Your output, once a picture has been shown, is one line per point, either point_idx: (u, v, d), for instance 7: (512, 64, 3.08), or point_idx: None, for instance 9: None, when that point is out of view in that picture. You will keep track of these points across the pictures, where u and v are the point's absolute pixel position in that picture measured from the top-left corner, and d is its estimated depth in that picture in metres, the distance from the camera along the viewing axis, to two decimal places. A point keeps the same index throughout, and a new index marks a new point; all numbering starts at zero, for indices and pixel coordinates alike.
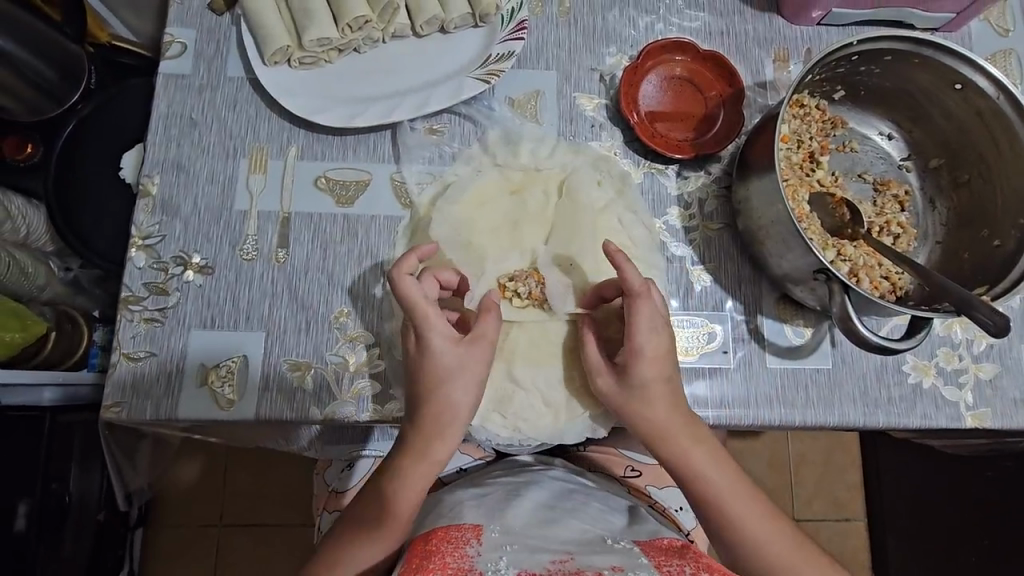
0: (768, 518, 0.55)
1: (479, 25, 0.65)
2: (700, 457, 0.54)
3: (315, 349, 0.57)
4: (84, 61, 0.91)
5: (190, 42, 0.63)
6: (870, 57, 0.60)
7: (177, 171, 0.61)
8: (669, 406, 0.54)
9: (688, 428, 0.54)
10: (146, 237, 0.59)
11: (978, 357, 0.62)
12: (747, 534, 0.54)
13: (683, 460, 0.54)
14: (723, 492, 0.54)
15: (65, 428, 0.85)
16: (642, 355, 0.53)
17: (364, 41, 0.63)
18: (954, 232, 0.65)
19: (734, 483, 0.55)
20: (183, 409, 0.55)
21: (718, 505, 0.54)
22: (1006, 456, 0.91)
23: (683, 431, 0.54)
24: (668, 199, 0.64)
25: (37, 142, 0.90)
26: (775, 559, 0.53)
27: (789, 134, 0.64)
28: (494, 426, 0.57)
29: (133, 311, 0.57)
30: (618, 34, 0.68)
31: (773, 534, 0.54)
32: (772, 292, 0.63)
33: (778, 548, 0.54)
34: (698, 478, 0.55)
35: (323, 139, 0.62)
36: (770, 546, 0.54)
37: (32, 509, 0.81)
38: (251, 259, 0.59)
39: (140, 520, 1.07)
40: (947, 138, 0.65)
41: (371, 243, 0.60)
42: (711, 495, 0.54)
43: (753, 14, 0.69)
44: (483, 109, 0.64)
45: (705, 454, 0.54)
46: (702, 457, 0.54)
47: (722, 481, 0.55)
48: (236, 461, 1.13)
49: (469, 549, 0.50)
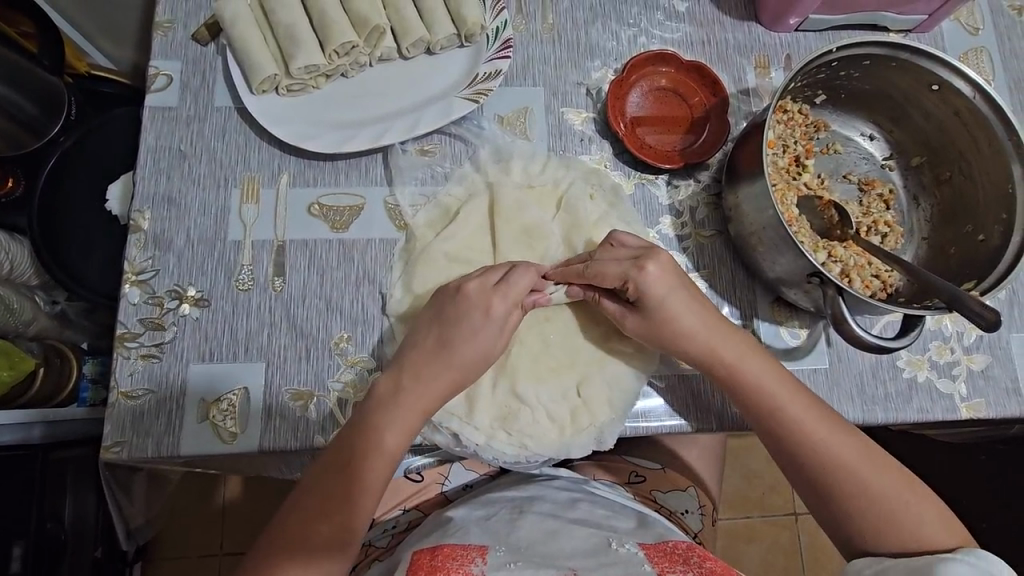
0: (835, 425, 0.54)
1: (465, 45, 0.66)
2: (768, 376, 0.55)
3: (316, 376, 0.57)
4: (63, 91, 0.89)
5: (175, 75, 0.63)
6: (849, 62, 0.61)
7: (168, 205, 0.60)
8: (734, 351, 0.56)
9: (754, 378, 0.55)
10: (139, 272, 0.58)
11: (969, 348, 0.64)
12: (816, 442, 0.54)
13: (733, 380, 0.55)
14: (785, 399, 0.55)
15: (56, 467, 0.80)
16: (686, 308, 0.55)
17: (351, 66, 0.64)
18: (939, 228, 0.66)
19: (792, 395, 0.55)
20: (184, 446, 0.54)
21: (779, 419, 0.55)
22: (998, 440, 0.92)
23: (748, 351, 0.56)
24: (660, 208, 0.65)
25: (20, 176, 0.89)
26: (857, 478, 0.53)
27: (775, 139, 0.65)
28: (499, 443, 0.57)
29: (130, 349, 0.56)
30: (602, 48, 0.68)
31: (854, 452, 0.53)
32: (766, 296, 0.64)
33: (847, 455, 0.53)
34: (755, 390, 0.55)
35: (314, 165, 0.62)
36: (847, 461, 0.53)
37: (27, 551, 0.76)
38: (247, 289, 0.58)
39: (140, 554, 1.04)
40: (926, 137, 0.66)
41: (367, 267, 0.60)
42: (778, 413, 0.54)
43: (732, 23, 0.70)
44: (474, 127, 0.65)
45: (754, 362, 0.56)
46: (755, 366, 0.55)
47: (780, 392, 0.55)
48: (235, 489, 1.12)
49: (474, 567, 0.50)
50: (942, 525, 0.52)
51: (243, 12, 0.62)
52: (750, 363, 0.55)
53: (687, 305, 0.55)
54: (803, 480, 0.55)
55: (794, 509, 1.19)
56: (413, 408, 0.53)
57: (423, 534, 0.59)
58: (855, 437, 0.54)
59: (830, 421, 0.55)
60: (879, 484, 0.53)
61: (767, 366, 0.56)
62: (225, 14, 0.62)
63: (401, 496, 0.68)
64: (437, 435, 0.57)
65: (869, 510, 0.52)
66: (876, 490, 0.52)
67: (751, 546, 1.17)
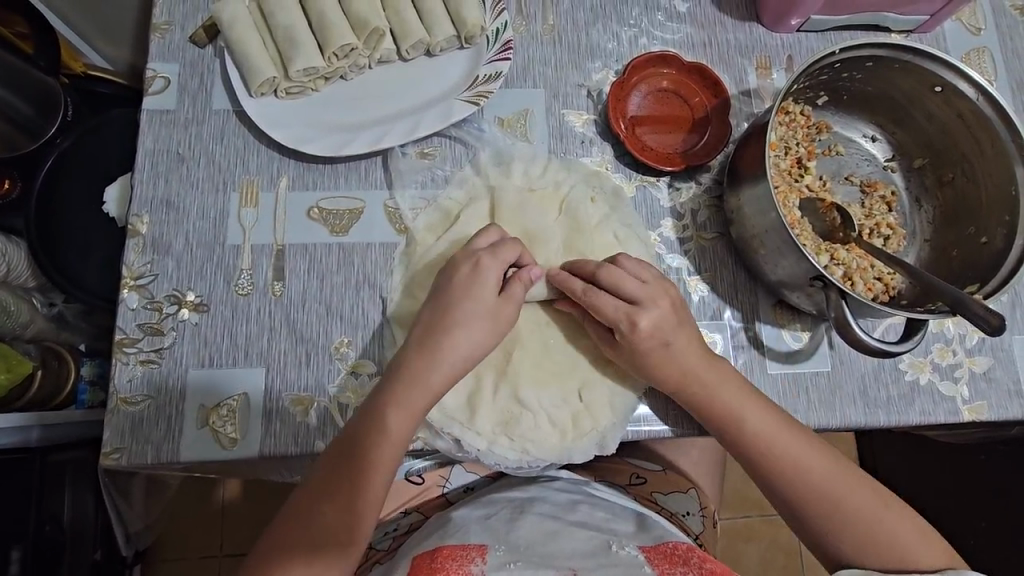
0: (811, 447, 0.54)
1: (465, 46, 0.65)
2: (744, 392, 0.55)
3: (316, 382, 0.56)
4: (60, 92, 0.88)
5: (173, 77, 0.63)
6: (852, 64, 0.61)
7: (166, 209, 0.60)
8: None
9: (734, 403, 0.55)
10: (138, 276, 0.58)
11: (971, 351, 0.64)
12: (792, 467, 0.54)
13: (710, 406, 0.55)
14: (759, 425, 0.54)
15: (54, 470, 0.80)
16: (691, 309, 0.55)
17: (350, 68, 0.63)
18: (942, 230, 0.66)
19: (766, 417, 0.54)
20: (184, 452, 0.54)
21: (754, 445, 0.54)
22: (997, 441, 0.90)
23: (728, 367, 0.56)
24: (662, 211, 0.65)
25: (16, 178, 0.87)
26: (832, 498, 0.53)
27: (776, 142, 0.65)
28: (501, 448, 0.56)
29: (128, 354, 0.56)
30: (603, 49, 0.68)
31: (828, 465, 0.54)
32: (768, 299, 0.64)
33: (821, 477, 0.53)
34: (730, 417, 0.54)
35: (314, 168, 0.62)
36: (822, 482, 0.53)
37: (26, 554, 0.76)
38: (247, 293, 0.58)
39: (139, 556, 1.03)
40: (929, 139, 0.66)
41: (367, 271, 0.60)
42: (754, 440, 0.54)
43: (734, 23, 0.70)
44: (474, 130, 0.64)
45: (729, 387, 0.55)
46: (729, 393, 0.55)
47: (754, 418, 0.54)
48: (235, 491, 1.11)
49: (473, 568, 0.50)
50: (919, 540, 0.52)
51: (242, 14, 0.61)
52: (723, 392, 0.54)
53: (693, 307, 0.55)
54: (781, 500, 0.55)
55: None
56: (416, 412, 0.52)
57: (423, 536, 0.59)
58: (829, 452, 0.55)
59: (806, 442, 0.54)
60: (854, 502, 0.53)
61: (740, 391, 0.55)
62: (223, 16, 0.61)
63: (403, 499, 0.68)
64: (437, 440, 0.57)
65: (846, 521, 0.53)
66: (851, 510, 0.53)
67: (751, 546, 1.17)
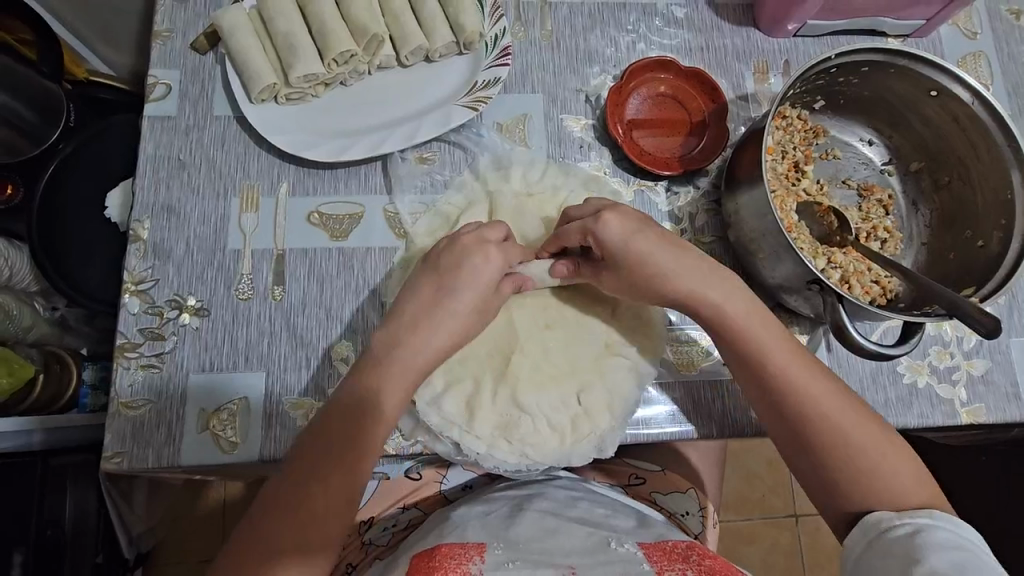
0: (822, 378, 0.53)
1: (464, 52, 0.66)
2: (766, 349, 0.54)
3: (316, 385, 0.57)
4: (62, 99, 0.89)
5: (174, 84, 0.63)
6: (848, 69, 0.61)
7: (167, 215, 0.60)
8: (742, 308, 0.55)
9: (747, 326, 0.54)
10: (139, 282, 0.58)
11: (969, 353, 0.64)
12: (801, 388, 0.53)
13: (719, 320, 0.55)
14: (772, 347, 0.54)
15: (56, 474, 0.80)
16: (690, 315, 0.55)
17: (350, 74, 0.64)
18: (939, 234, 0.66)
19: (777, 342, 0.54)
20: (185, 456, 0.54)
21: (766, 364, 0.53)
22: (999, 441, 0.85)
23: (755, 323, 0.54)
24: (659, 215, 0.65)
25: (18, 183, 0.87)
26: (837, 429, 0.52)
27: (774, 146, 0.66)
28: (500, 452, 0.57)
29: (129, 359, 0.56)
30: (601, 54, 0.69)
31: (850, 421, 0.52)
32: (766, 302, 0.64)
33: (831, 406, 0.52)
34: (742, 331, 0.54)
35: (314, 174, 0.62)
36: (831, 412, 0.52)
37: (28, 558, 0.76)
38: (247, 298, 0.58)
39: (141, 560, 1.04)
40: (924, 142, 0.67)
41: (367, 275, 0.60)
42: (765, 357, 0.53)
43: (731, 28, 0.70)
44: (472, 135, 0.65)
45: (739, 307, 0.55)
46: (744, 310, 0.55)
47: (767, 340, 0.54)
48: (237, 493, 1.11)
49: (470, 566, 0.50)
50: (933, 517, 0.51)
51: (243, 22, 0.62)
52: (738, 305, 0.55)
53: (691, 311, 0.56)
54: (784, 425, 0.54)
55: (794, 511, 1.20)
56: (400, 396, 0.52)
57: (422, 534, 0.59)
58: (843, 391, 0.53)
59: (818, 372, 0.54)
60: (860, 437, 0.51)
61: (752, 312, 0.55)
62: (223, 24, 0.62)
63: (399, 495, 0.67)
64: (438, 444, 0.57)
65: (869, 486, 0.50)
66: (856, 441, 0.51)
67: (752, 548, 1.17)
